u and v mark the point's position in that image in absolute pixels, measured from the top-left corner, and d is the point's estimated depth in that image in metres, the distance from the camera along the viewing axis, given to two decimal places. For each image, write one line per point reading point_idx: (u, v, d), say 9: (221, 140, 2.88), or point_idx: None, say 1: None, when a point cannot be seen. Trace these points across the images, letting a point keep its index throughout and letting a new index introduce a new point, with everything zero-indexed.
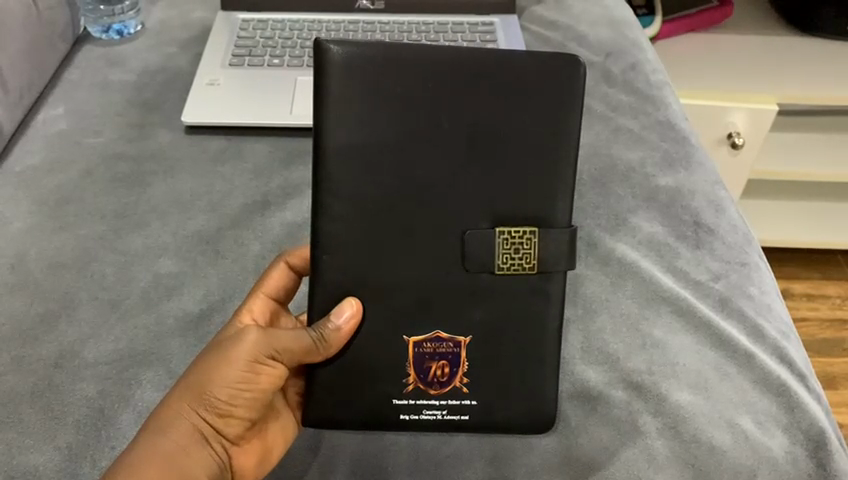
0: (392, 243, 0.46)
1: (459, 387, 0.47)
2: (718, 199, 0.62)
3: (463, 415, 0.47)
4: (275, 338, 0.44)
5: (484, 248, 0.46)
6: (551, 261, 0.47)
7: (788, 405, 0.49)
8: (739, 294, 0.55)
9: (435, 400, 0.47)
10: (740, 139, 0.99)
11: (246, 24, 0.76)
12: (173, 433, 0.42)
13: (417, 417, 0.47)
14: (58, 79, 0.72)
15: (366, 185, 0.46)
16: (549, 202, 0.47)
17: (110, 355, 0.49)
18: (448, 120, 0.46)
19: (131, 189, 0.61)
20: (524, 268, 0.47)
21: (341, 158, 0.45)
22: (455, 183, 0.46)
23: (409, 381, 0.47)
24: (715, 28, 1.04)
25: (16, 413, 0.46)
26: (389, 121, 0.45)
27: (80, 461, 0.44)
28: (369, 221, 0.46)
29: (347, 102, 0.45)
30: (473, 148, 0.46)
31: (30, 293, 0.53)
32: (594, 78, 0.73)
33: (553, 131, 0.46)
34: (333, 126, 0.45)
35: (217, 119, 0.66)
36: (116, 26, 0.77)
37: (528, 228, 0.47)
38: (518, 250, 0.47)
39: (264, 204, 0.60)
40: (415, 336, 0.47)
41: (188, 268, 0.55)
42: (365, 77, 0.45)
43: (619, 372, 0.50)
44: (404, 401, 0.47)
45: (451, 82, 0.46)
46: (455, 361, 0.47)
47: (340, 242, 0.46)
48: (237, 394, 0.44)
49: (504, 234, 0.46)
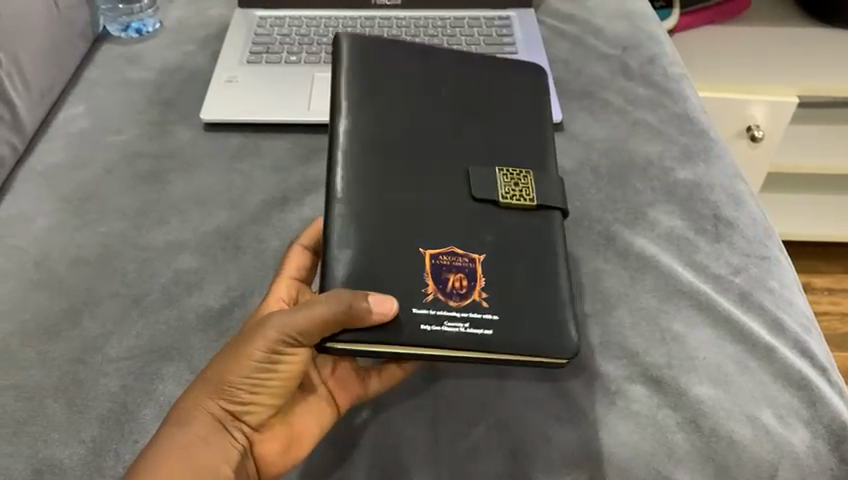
0: (400, 185, 0.48)
1: (480, 301, 0.44)
2: (738, 192, 0.61)
3: (486, 329, 0.43)
4: (292, 322, 0.42)
5: (487, 179, 0.49)
6: (547, 195, 0.49)
7: (810, 399, 0.48)
8: (760, 288, 0.54)
9: (455, 312, 0.43)
10: (759, 131, 0.99)
11: (264, 21, 0.76)
12: (197, 428, 0.43)
13: (439, 329, 0.43)
14: (78, 78, 0.72)
15: (374, 137, 0.49)
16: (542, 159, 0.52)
17: (132, 351, 0.50)
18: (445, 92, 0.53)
19: (150, 186, 0.62)
20: (524, 201, 0.49)
21: (353, 108, 0.50)
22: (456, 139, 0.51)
23: (429, 292, 0.44)
24: (735, 20, 1.03)
25: (42, 409, 0.47)
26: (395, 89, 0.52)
27: (104, 455, 0.45)
28: (381, 160, 0.48)
29: (357, 78, 0.51)
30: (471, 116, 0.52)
31: (53, 290, 0.54)
32: (612, 72, 0.73)
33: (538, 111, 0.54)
34: (352, 86, 0.51)
35: (236, 116, 0.66)
36: (134, 25, 0.78)
37: (521, 170, 0.50)
38: (517, 185, 0.49)
39: (283, 200, 0.61)
40: (430, 249, 0.46)
41: (209, 265, 0.56)
42: (370, 60, 0.52)
43: (639, 367, 0.49)
44: (423, 311, 0.43)
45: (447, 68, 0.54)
46: (472, 275, 0.45)
47: (352, 180, 0.47)
48: (257, 384, 0.44)
49: (502, 170, 0.49)
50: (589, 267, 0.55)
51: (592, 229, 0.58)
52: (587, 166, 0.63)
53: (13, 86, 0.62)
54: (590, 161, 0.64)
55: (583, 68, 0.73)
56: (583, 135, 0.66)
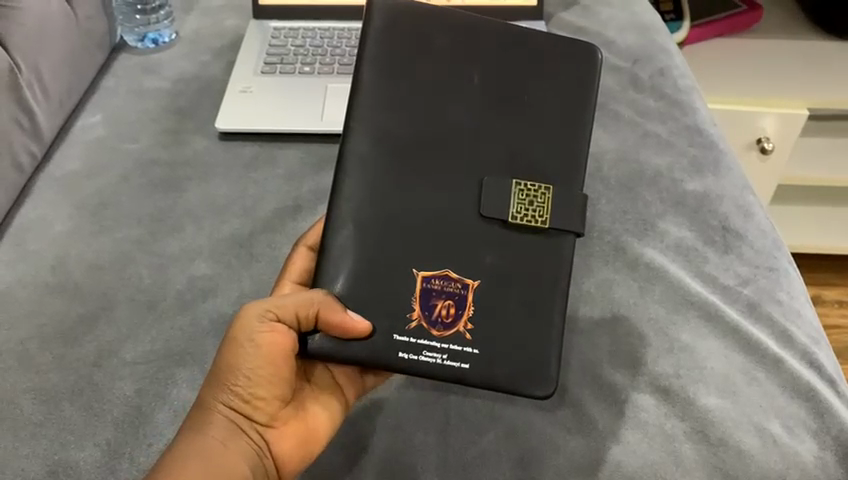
0: (412, 185, 0.47)
1: (463, 333, 0.45)
2: (747, 204, 0.62)
3: (464, 364, 0.45)
4: (270, 306, 0.43)
5: (499, 194, 0.47)
6: (561, 218, 0.48)
7: (817, 410, 0.49)
8: (769, 299, 0.55)
9: (436, 342, 0.45)
10: (769, 143, 0.99)
11: (278, 32, 0.77)
12: (209, 429, 0.43)
13: (416, 358, 0.45)
14: (96, 87, 0.74)
15: (391, 131, 0.47)
16: (568, 169, 0.49)
17: (147, 355, 0.51)
18: (480, 76, 0.48)
19: (166, 194, 0.63)
20: (533, 222, 0.47)
21: (373, 93, 0.47)
22: (479, 131, 0.48)
23: (413, 318, 0.45)
24: (745, 32, 1.03)
25: (58, 411, 0.48)
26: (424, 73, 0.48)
27: (118, 457, 0.46)
28: (395, 155, 0.47)
29: (385, 56, 0.48)
30: (501, 103, 0.48)
31: (70, 295, 0.55)
32: (622, 84, 0.74)
33: (575, 107, 0.50)
34: (374, 71, 0.48)
35: (251, 125, 0.67)
36: (151, 35, 0.79)
37: (542, 185, 0.48)
38: (531, 203, 0.47)
39: (296, 208, 0.61)
40: (424, 271, 0.46)
41: (223, 271, 0.56)
42: (404, 34, 0.48)
43: (648, 376, 0.50)
44: (404, 339, 0.45)
45: (488, 45, 0.49)
46: (461, 303, 0.46)
47: (364, 177, 0.46)
48: (256, 375, 0.43)
49: (519, 185, 0.47)
50: (599, 277, 0.56)
51: (602, 239, 0.59)
52: (597, 177, 0.64)
53: (33, 94, 0.63)
54: (600, 172, 0.64)
55: None
56: (594, 146, 0.67)
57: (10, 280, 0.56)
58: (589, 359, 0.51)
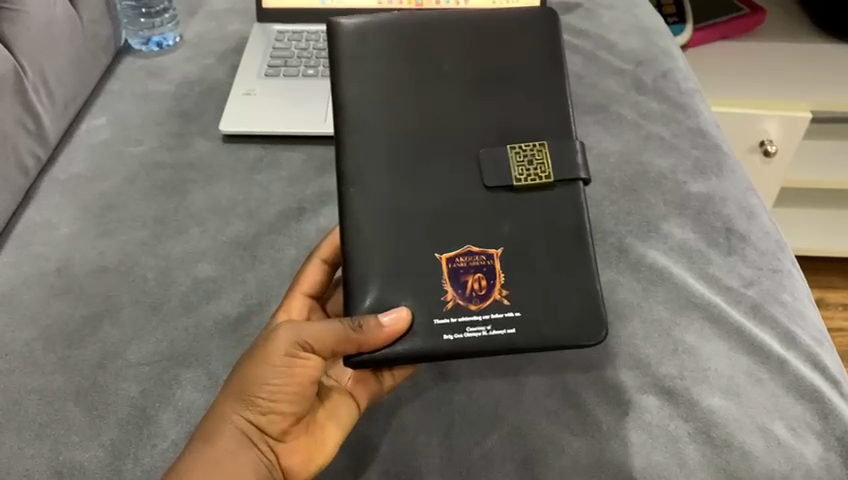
0: (414, 179, 0.47)
1: (500, 300, 0.45)
2: (750, 206, 0.62)
3: (509, 329, 0.44)
4: (304, 333, 0.44)
5: (499, 164, 0.47)
6: (563, 167, 0.47)
7: (822, 412, 0.48)
8: (772, 300, 0.55)
9: (476, 316, 0.45)
10: (772, 146, 1.00)
11: (282, 35, 0.77)
12: (222, 441, 0.43)
13: (462, 336, 0.44)
14: (101, 90, 0.74)
15: (385, 135, 0.48)
16: (563, 123, 0.49)
17: (151, 356, 0.51)
18: (452, 66, 0.49)
19: (170, 196, 0.63)
20: (541, 179, 0.47)
21: (359, 109, 0.48)
22: (467, 118, 0.48)
23: (448, 299, 0.45)
24: (748, 35, 1.03)
25: (62, 412, 0.48)
26: (401, 76, 0.48)
27: (123, 458, 0.46)
28: (393, 159, 0.47)
29: (357, 70, 0.48)
30: (481, 85, 0.49)
31: (74, 296, 0.55)
32: (625, 86, 0.74)
33: (550, 67, 0.50)
34: (350, 85, 0.48)
35: (254, 128, 0.67)
36: (155, 38, 0.79)
37: (535, 141, 0.48)
38: (531, 160, 0.47)
39: (300, 211, 0.62)
40: (446, 253, 0.46)
41: (227, 273, 0.57)
42: (370, 43, 0.49)
43: (651, 378, 0.50)
44: (444, 320, 0.45)
45: (453, 36, 0.49)
46: (491, 273, 0.45)
47: (366, 182, 0.47)
48: (277, 391, 0.43)
49: (514, 148, 0.47)
50: (603, 278, 0.56)
51: (606, 241, 0.59)
52: (601, 179, 0.64)
53: (38, 97, 0.63)
54: (604, 174, 0.64)
55: (596, 83, 0.74)
56: (597, 149, 0.67)
57: (15, 281, 0.56)
58: (594, 360, 0.51)
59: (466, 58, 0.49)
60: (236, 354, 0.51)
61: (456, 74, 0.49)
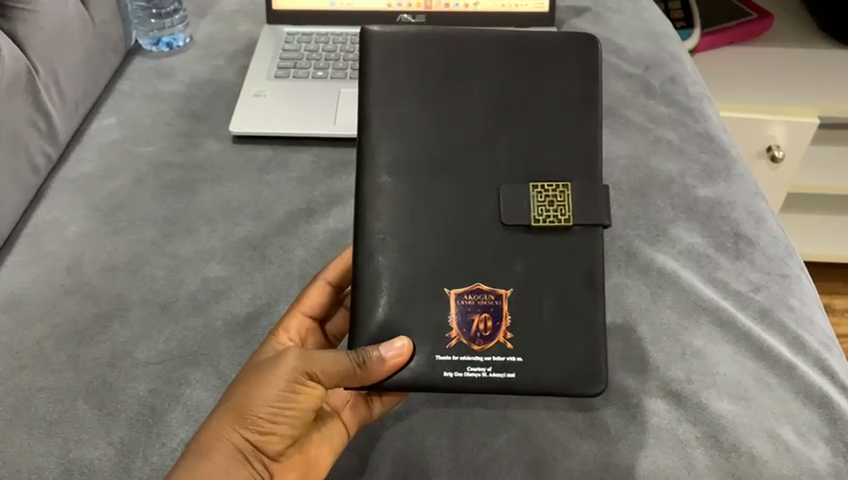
0: (429, 206, 0.47)
1: (504, 343, 0.45)
2: (759, 211, 0.62)
3: (509, 373, 0.45)
4: (312, 361, 0.43)
5: (519, 202, 0.46)
6: (584, 212, 0.46)
7: (830, 417, 0.48)
8: (780, 305, 0.55)
9: (479, 356, 0.45)
10: (779, 151, 1.00)
11: (291, 37, 0.78)
12: (217, 456, 0.42)
13: (462, 374, 0.45)
14: (111, 90, 0.74)
15: (404, 157, 0.47)
16: (588, 163, 0.47)
17: (161, 356, 0.51)
18: (481, 89, 0.48)
19: (179, 196, 0.63)
20: (559, 221, 0.46)
21: (382, 128, 0.47)
22: (489, 144, 0.47)
23: (452, 336, 0.45)
24: (755, 41, 1.03)
25: (72, 409, 0.48)
26: (427, 97, 0.47)
27: (132, 456, 0.46)
28: (410, 183, 0.47)
29: (382, 84, 0.47)
30: (506, 111, 0.47)
31: (84, 294, 0.55)
32: (633, 90, 0.74)
33: (582, 100, 0.48)
34: (375, 102, 0.47)
35: (264, 129, 0.68)
36: (165, 39, 0.79)
37: (559, 182, 0.46)
38: (552, 202, 0.46)
39: (309, 212, 0.62)
40: (455, 289, 0.46)
41: (236, 273, 0.57)
42: (399, 61, 0.48)
43: (659, 381, 0.50)
44: (447, 358, 0.45)
45: (484, 58, 0.48)
46: (498, 314, 0.45)
47: (382, 203, 0.47)
48: (279, 413, 0.43)
49: (536, 187, 0.46)
50: (611, 282, 0.56)
51: (614, 245, 0.59)
52: (609, 182, 0.64)
53: (50, 97, 0.64)
54: (612, 178, 0.65)
55: (605, 86, 0.74)
56: (605, 152, 0.67)
57: (25, 280, 0.56)
58: None
59: (496, 82, 0.48)
60: (245, 354, 0.51)
61: (482, 97, 0.47)
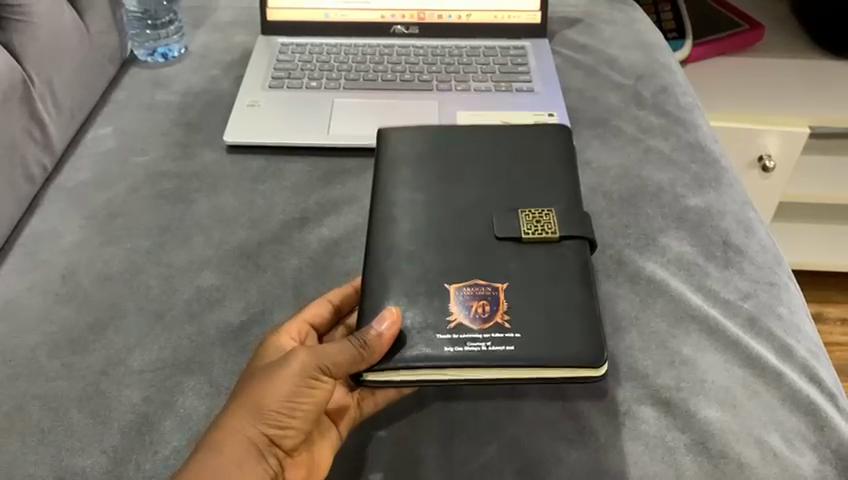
0: (432, 232, 0.53)
1: (501, 323, 0.47)
2: (748, 220, 0.63)
3: (508, 346, 0.46)
4: (321, 354, 0.44)
5: (510, 222, 0.53)
6: (568, 227, 0.52)
7: (818, 423, 0.49)
8: (768, 313, 0.55)
9: (478, 333, 0.47)
10: (771, 161, 1.02)
11: (286, 47, 0.78)
12: (231, 452, 0.42)
13: (462, 349, 0.46)
14: (107, 100, 0.75)
15: (410, 200, 0.56)
16: (569, 197, 0.55)
17: (154, 364, 0.51)
18: (474, 156, 0.59)
19: (174, 205, 0.64)
20: (546, 234, 0.52)
21: (392, 182, 0.57)
22: (482, 189, 0.56)
23: (452, 318, 0.48)
24: (747, 52, 1.04)
25: (65, 418, 0.48)
26: (430, 162, 0.59)
27: (125, 463, 0.46)
28: (415, 216, 0.55)
29: (395, 155, 0.59)
30: (495, 169, 0.58)
31: (78, 303, 0.55)
32: (625, 101, 0.75)
33: (561, 158, 0.58)
34: (388, 167, 0.59)
35: (258, 139, 0.68)
36: (161, 50, 0.80)
37: (545, 209, 0.54)
38: (539, 220, 0.53)
39: (302, 220, 0.62)
40: (455, 284, 0.50)
41: (230, 281, 0.57)
42: (409, 140, 0.60)
43: (649, 389, 0.50)
44: (447, 336, 0.47)
45: (478, 137, 0.60)
46: (495, 301, 0.49)
47: (391, 231, 0.54)
48: (291, 408, 0.44)
49: (524, 212, 0.54)
50: (601, 291, 0.57)
51: (605, 253, 0.59)
52: (600, 192, 0.65)
53: (45, 106, 0.64)
54: (603, 187, 0.65)
55: (596, 97, 0.75)
56: (596, 162, 0.68)
57: (20, 288, 0.57)
58: None
59: (487, 151, 0.59)
60: (237, 361, 0.52)
61: (475, 161, 0.58)
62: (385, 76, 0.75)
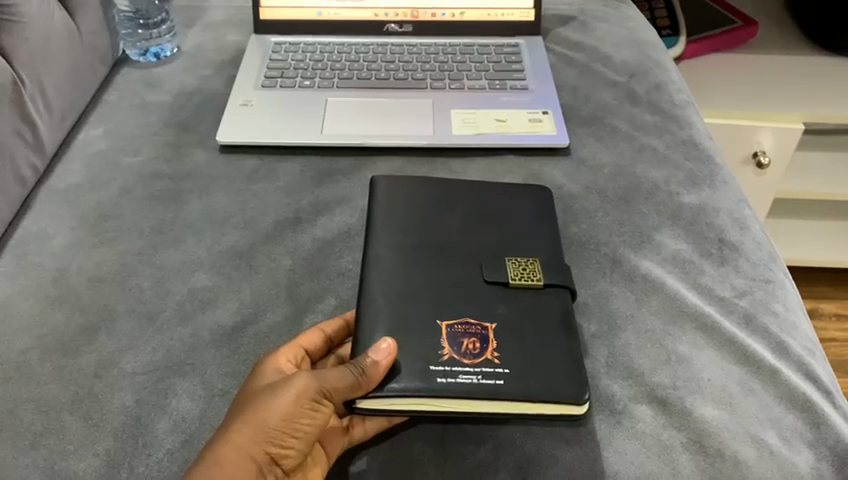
0: (421, 271, 0.53)
1: (491, 359, 0.47)
2: (743, 217, 0.62)
3: (497, 380, 0.46)
4: (322, 379, 0.44)
5: (497, 268, 0.53)
6: (553, 275, 0.53)
7: (814, 421, 0.49)
8: (764, 310, 0.55)
9: (468, 367, 0.46)
10: (765, 158, 1.02)
11: (278, 46, 0.78)
12: (229, 467, 0.42)
13: (452, 380, 0.46)
14: (98, 101, 0.74)
15: (399, 242, 0.56)
16: (553, 250, 0.56)
17: (147, 366, 0.51)
18: (462, 204, 0.59)
19: (166, 206, 0.63)
20: (533, 281, 0.52)
21: (382, 223, 0.57)
22: (470, 236, 0.57)
23: (444, 353, 0.47)
24: (741, 49, 1.04)
25: (57, 421, 0.48)
26: (420, 206, 0.59)
27: (118, 466, 0.46)
28: (404, 256, 0.54)
29: (385, 197, 0.59)
30: (482, 218, 0.58)
31: (71, 305, 0.55)
32: (618, 98, 0.74)
33: (543, 209, 0.60)
34: (378, 207, 0.58)
35: (251, 139, 0.68)
36: (153, 50, 0.80)
37: (530, 259, 0.54)
38: (525, 268, 0.53)
39: (296, 221, 0.62)
40: (447, 320, 0.50)
41: (223, 283, 0.57)
42: (400, 183, 0.60)
43: (644, 387, 0.50)
44: (440, 367, 0.46)
45: (465, 186, 0.61)
46: (485, 339, 0.49)
47: (377, 265, 0.54)
48: (291, 428, 0.43)
49: (511, 260, 0.54)
50: (596, 289, 0.56)
51: (599, 251, 0.59)
52: (595, 190, 0.65)
53: (36, 107, 0.64)
54: (597, 185, 0.65)
55: (590, 95, 0.75)
56: (590, 160, 0.68)
57: (11, 290, 0.56)
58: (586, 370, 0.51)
59: (474, 200, 0.60)
60: (231, 364, 0.51)
61: (463, 209, 0.59)
62: (379, 75, 0.74)
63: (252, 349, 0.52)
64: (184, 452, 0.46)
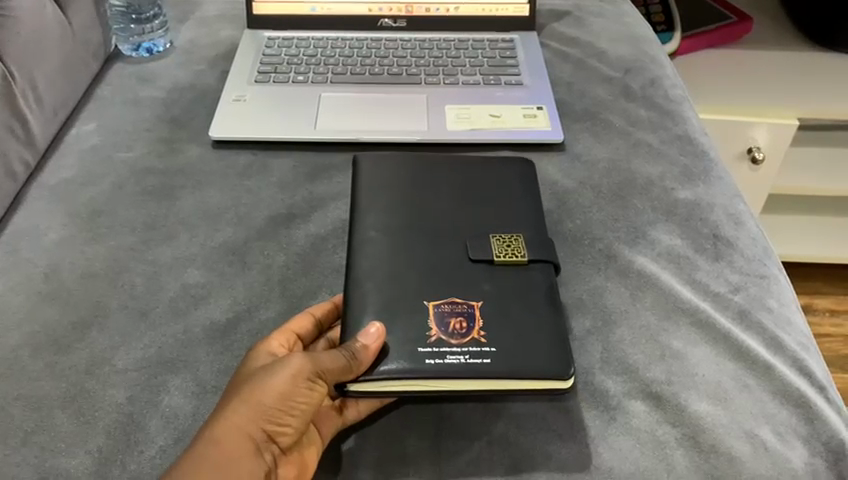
0: (409, 252, 0.53)
1: (479, 339, 0.47)
2: (738, 212, 0.62)
3: (485, 359, 0.46)
4: (317, 359, 0.44)
5: (482, 246, 0.53)
6: (536, 251, 0.53)
7: (808, 417, 0.49)
8: (758, 306, 0.55)
9: (455, 347, 0.46)
10: (760, 153, 1.02)
11: (272, 41, 0.77)
12: (228, 445, 0.41)
13: (441, 362, 0.46)
14: (90, 95, 0.74)
15: (385, 223, 0.55)
16: (537, 225, 0.56)
17: (140, 362, 0.51)
18: (447, 183, 0.59)
19: (159, 201, 0.63)
20: (517, 258, 0.52)
21: (368, 206, 0.57)
22: (456, 215, 0.56)
23: (431, 334, 0.47)
24: (736, 45, 1.04)
25: (49, 418, 0.48)
26: (405, 186, 0.59)
27: (111, 464, 0.46)
28: (391, 238, 0.54)
29: (369, 179, 0.59)
30: (467, 196, 0.58)
31: (62, 302, 0.55)
32: (613, 94, 0.74)
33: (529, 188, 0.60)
34: (364, 189, 0.58)
35: (245, 134, 0.68)
36: (146, 45, 0.79)
37: (513, 235, 0.54)
38: (509, 245, 0.53)
39: (290, 217, 0.62)
40: (434, 300, 0.50)
41: (216, 279, 0.56)
42: (384, 165, 0.60)
43: (639, 383, 0.50)
44: (428, 349, 0.46)
45: (450, 165, 0.61)
46: (472, 318, 0.49)
47: (366, 247, 0.53)
48: (288, 407, 0.43)
49: (495, 236, 0.54)
50: (591, 285, 0.56)
51: (594, 247, 0.59)
52: (589, 185, 0.65)
53: (27, 102, 0.63)
54: (592, 180, 0.65)
55: (585, 90, 0.75)
56: (585, 155, 0.68)
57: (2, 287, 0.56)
58: (582, 367, 0.51)
59: (459, 180, 0.60)
60: (224, 360, 0.51)
61: (448, 188, 0.59)
62: (373, 70, 0.74)
63: (244, 345, 0.52)
64: (176, 450, 0.46)
